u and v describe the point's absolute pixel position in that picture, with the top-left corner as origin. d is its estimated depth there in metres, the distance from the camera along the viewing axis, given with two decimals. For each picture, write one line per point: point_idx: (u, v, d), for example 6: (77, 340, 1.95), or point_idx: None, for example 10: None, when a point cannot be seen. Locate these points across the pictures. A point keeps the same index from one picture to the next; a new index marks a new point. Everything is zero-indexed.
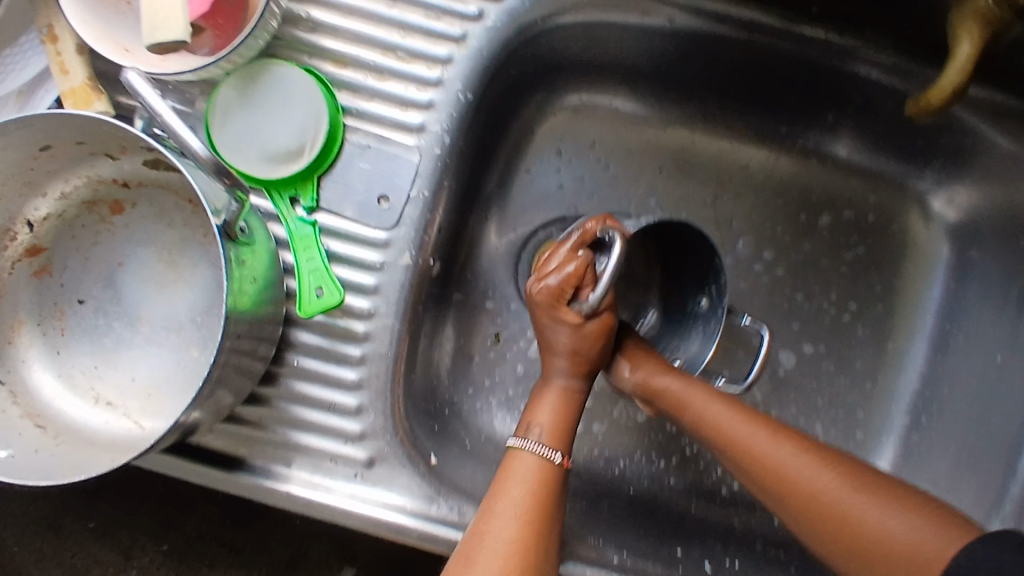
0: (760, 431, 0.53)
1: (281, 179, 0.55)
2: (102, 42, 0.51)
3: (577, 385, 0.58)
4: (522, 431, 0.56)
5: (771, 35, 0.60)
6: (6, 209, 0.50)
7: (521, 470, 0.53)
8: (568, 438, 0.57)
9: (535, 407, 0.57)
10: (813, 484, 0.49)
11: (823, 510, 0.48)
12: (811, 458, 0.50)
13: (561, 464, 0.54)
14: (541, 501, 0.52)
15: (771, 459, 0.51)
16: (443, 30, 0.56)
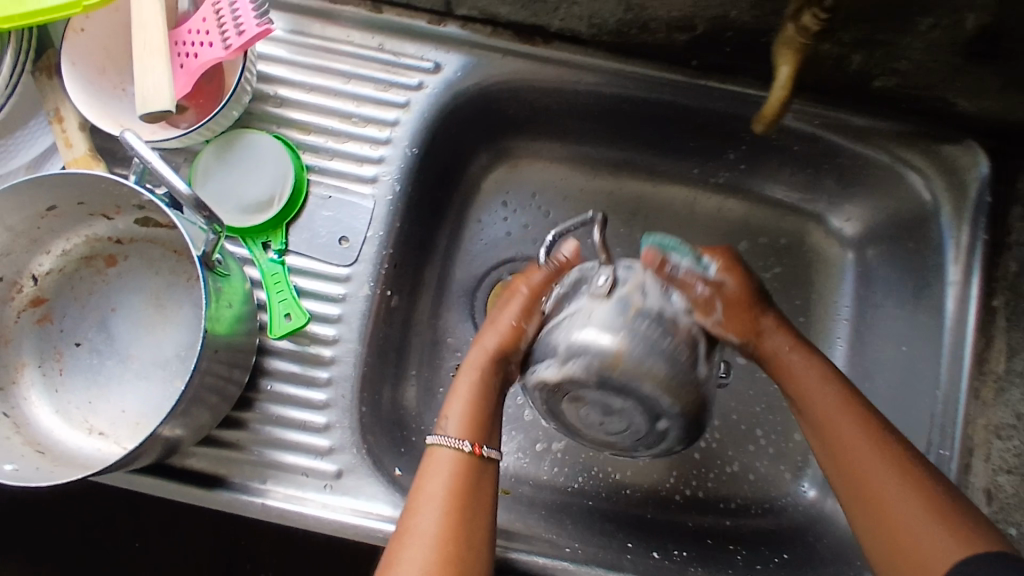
0: (837, 401, 0.52)
1: (254, 227, 0.60)
2: (101, 119, 0.57)
3: (486, 359, 0.57)
4: (436, 428, 0.54)
5: (682, 91, 0.63)
6: (13, 264, 0.57)
7: (437, 467, 0.51)
8: (484, 429, 0.54)
9: (450, 398, 0.55)
10: (862, 457, 0.49)
11: (867, 482, 0.48)
12: (875, 441, 0.49)
13: (473, 451, 0.52)
14: (459, 495, 0.50)
15: (836, 424, 0.51)
16: (390, 98, 0.63)
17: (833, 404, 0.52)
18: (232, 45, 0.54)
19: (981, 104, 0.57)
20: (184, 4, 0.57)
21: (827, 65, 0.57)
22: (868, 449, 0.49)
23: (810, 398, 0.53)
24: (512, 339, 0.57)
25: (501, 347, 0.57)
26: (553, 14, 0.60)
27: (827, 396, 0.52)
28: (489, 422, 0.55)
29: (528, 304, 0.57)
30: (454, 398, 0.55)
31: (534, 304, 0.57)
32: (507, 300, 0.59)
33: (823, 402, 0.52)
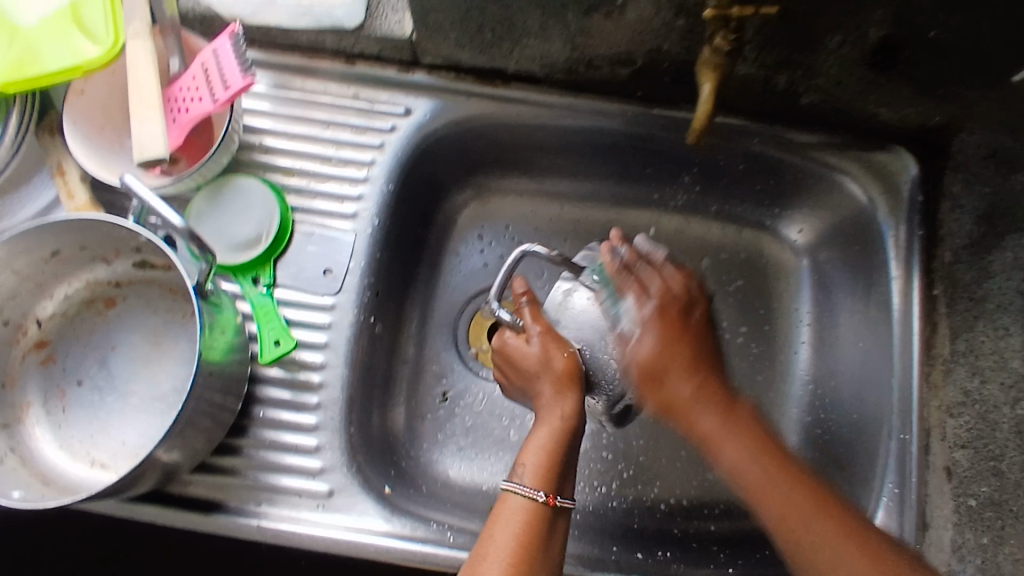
0: (763, 460, 0.52)
1: (244, 264, 0.65)
2: (100, 171, 0.62)
3: (566, 403, 0.59)
4: (510, 476, 0.55)
5: (632, 120, 0.69)
6: (19, 308, 0.61)
7: (507, 516, 0.53)
8: (559, 476, 0.55)
9: (524, 449, 0.57)
10: (807, 525, 0.49)
11: (811, 549, 0.49)
12: (822, 506, 0.50)
13: (546, 503, 0.53)
14: (525, 545, 0.51)
15: (775, 486, 0.51)
16: (366, 141, 0.69)
17: (762, 466, 0.52)
18: (220, 98, 0.59)
19: (900, 111, 0.63)
20: (176, 65, 0.63)
21: (757, 85, 0.63)
22: (813, 513, 0.50)
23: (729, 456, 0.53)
24: (574, 372, 0.61)
25: (572, 384, 0.60)
26: (508, 57, 0.66)
27: (738, 445, 0.53)
28: (563, 469, 0.56)
29: (556, 339, 0.63)
30: (529, 448, 0.57)
31: (559, 335, 0.64)
32: (527, 350, 0.63)
33: (750, 462, 0.52)
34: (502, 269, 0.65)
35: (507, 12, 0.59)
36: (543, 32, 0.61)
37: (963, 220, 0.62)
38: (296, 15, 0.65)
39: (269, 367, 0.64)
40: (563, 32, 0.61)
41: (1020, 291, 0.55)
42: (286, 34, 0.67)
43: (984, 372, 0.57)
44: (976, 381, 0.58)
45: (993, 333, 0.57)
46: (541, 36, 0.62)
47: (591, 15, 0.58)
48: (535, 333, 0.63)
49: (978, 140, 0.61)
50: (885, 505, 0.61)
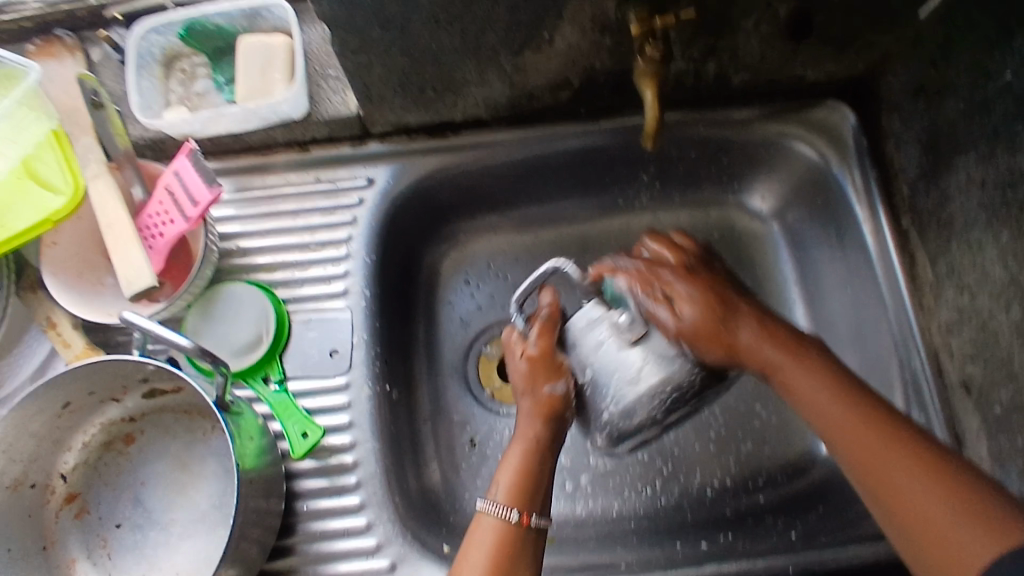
0: (833, 397, 0.52)
1: (251, 366, 0.66)
2: (93, 313, 0.63)
3: (536, 430, 0.58)
4: (486, 494, 0.55)
5: (582, 137, 0.72)
6: (42, 468, 0.61)
7: (481, 536, 0.53)
8: (531, 493, 0.55)
9: (500, 468, 0.57)
10: (865, 448, 0.49)
11: (884, 480, 0.48)
12: (880, 429, 0.50)
13: (520, 522, 0.53)
14: (498, 564, 0.52)
15: (829, 420, 0.51)
16: (338, 220, 0.71)
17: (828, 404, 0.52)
18: (191, 216, 0.61)
19: (826, 69, 0.67)
20: (139, 193, 0.65)
21: (688, 78, 0.67)
22: (882, 446, 0.49)
23: (805, 401, 0.52)
24: (555, 407, 0.59)
25: (547, 420, 0.59)
26: (453, 108, 0.68)
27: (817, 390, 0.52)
28: (538, 490, 0.56)
29: (548, 368, 0.59)
30: (504, 467, 0.57)
31: (557, 362, 0.60)
32: (518, 365, 0.61)
33: (839, 418, 0.51)
34: (532, 280, 0.58)
35: (444, 69, 0.62)
36: (481, 79, 0.64)
37: (909, 152, 0.66)
38: (244, 119, 0.66)
39: (301, 460, 0.64)
40: (500, 74, 0.64)
41: (982, 205, 0.58)
42: (237, 139, 0.69)
43: (970, 287, 0.60)
44: (966, 297, 0.60)
45: (969, 249, 0.60)
46: (480, 83, 0.65)
47: (523, 53, 0.61)
48: (529, 353, 0.60)
49: (902, 77, 0.65)
50: None
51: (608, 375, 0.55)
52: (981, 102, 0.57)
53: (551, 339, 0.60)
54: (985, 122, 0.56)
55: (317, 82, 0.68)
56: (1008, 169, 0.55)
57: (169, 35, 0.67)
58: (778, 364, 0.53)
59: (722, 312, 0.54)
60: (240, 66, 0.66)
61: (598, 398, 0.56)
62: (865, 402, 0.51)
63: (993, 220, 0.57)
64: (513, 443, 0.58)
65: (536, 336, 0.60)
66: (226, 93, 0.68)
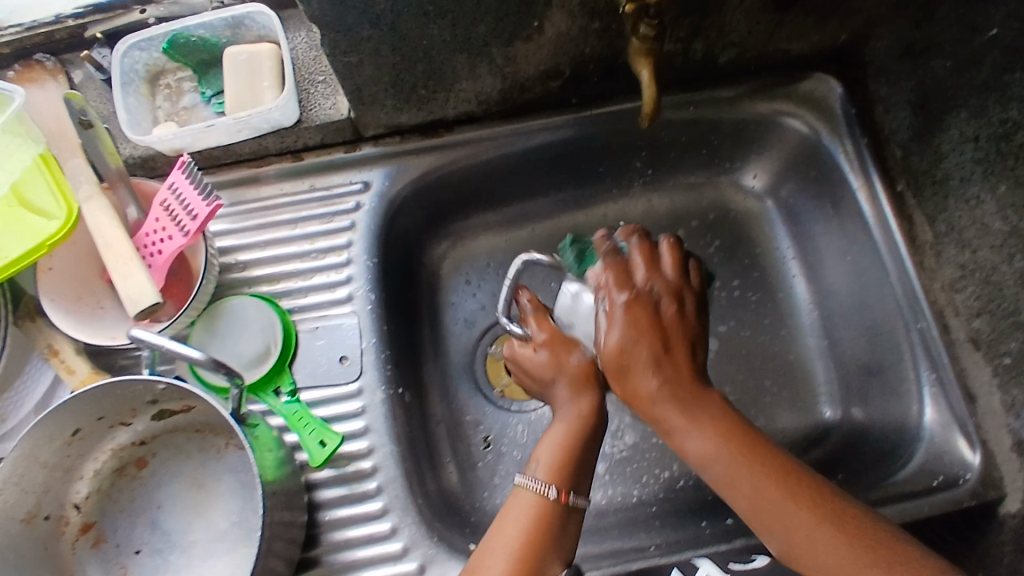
0: (769, 487, 0.51)
1: (261, 379, 0.65)
2: (96, 337, 0.61)
3: (583, 405, 0.60)
4: (526, 470, 0.57)
5: (575, 125, 0.72)
6: (55, 499, 0.60)
7: (518, 509, 0.54)
8: (572, 472, 0.57)
9: (540, 444, 0.59)
10: (814, 544, 0.49)
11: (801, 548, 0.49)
12: (823, 515, 0.49)
13: (558, 499, 0.55)
14: (533, 538, 0.53)
15: (768, 513, 0.51)
16: (337, 225, 0.70)
17: (771, 492, 0.51)
18: (190, 229, 0.60)
19: (811, 41, 0.68)
20: (134, 213, 0.64)
21: (677, 59, 0.67)
22: (802, 517, 0.50)
23: (739, 489, 0.52)
24: (589, 371, 0.62)
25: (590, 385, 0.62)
26: (445, 105, 0.68)
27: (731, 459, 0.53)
28: (579, 465, 0.57)
29: (564, 343, 0.64)
30: (545, 442, 0.58)
31: (567, 338, 0.64)
32: (534, 356, 0.64)
33: (754, 488, 0.51)
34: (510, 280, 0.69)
35: (435, 65, 0.62)
36: (472, 74, 0.64)
37: (898, 116, 0.66)
38: (235, 130, 0.66)
39: (319, 470, 0.63)
40: (491, 67, 0.64)
41: (976, 160, 0.59)
42: (229, 150, 0.68)
43: (971, 242, 0.61)
44: (968, 253, 0.62)
45: (967, 206, 0.61)
46: (471, 77, 0.65)
47: (513, 44, 0.61)
48: (541, 342, 0.64)
49: (886, 43, 0.66)
50: (929, 394, 0.65)
51: None
52: (969, 58, 0.58)
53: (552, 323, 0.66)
54: (974, 76, 0.58)
55: (306, 88, 0.68)
56: (1000, 121, 0.56)
57: (152, 50, 0.66)
58: (670, 417, 0.55)
59: (642, 331, 0.57)
60: (227, 76, 0.66)
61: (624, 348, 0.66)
62: (796, 480, 0.51)
63: (989, 174, 0.58)
64: (558, 421, 0.60)
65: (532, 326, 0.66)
66: (214, 105, 0.67)
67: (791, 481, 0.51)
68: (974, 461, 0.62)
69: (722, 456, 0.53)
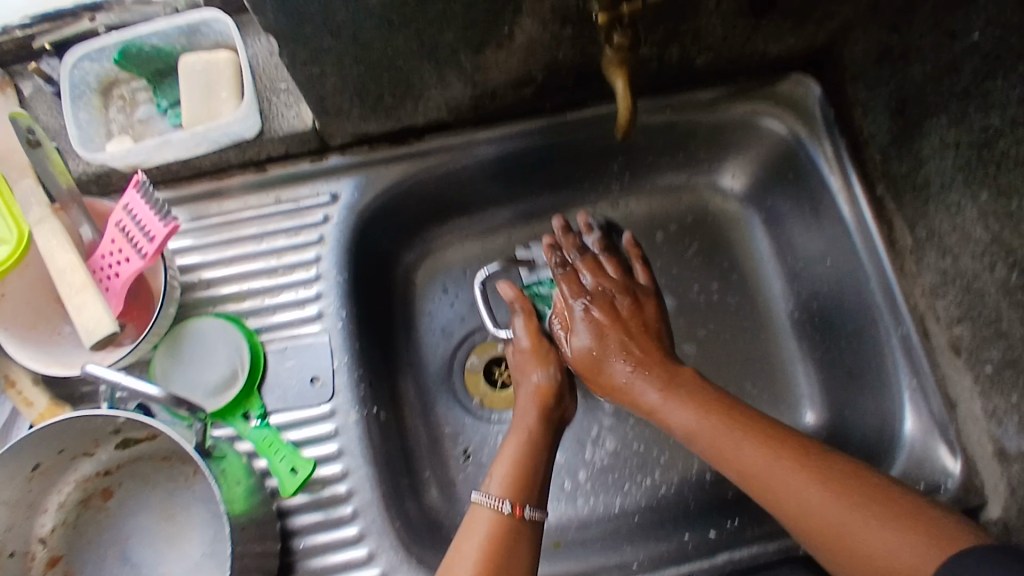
0: (741, 438, 0.54)
1: (227, 405, 0.63)
2: (51, 365, 0.59)
3: (533, 420, 0.61)
4: (481, 487, 0.55)
5: (549, 132, 0.70)
6: (19, 535, 0.58)
7: (475, 525, 0.53)
8: (526, 488, 0.55)
9: (497, 460, 0.57)
10: (809, 501, 0.49)
11: (783, 505, 0.51)
12: (801, 466, 0.51)
13: (513, 512, 0.53)
14: (488, 555, 0.50)
15: (741, 460, 0.54)
16: (305, 240, 0.67)
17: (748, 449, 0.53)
18: (147, 252, 0.57)
19: (788, 43, 0.66)
20: (87, 232, 0.61)
21: (653, 63, 0.65)
22: (782, 472, 0.51)
23: (722, 451, 0.55)
24: (541, 398, 0.63)
25: (542, 405, 0.62)
26: (414, 114, 0.66)
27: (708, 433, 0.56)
28: (535, 482, 0.56)
29: (539, 357, 0.66)
30: (499, 461, 0.57)
31: (541, 352, 0.66)
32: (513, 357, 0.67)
33: (728, 451, 0.54)
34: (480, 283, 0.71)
35: (402, 74, 0.60)
36: (441, 81, 0.62)
37: (878, 119, 0.65)
38: (193, 145, 0.63)
39: (292, 497, 0.61)
40: (461, 75, 0.62)
41: (957, 166, 0.58)
42: (188, 165, 0.65)
43: (952, 249, 0.60)
44: (949, 259, 0.61)
45: (947, 212, 0.60)
46: (441, 85, 0.62)
47: (483, 51, 0.59)
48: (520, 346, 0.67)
49: (865, 44, 0.64)
50: (910, 401, 0.64)
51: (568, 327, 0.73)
52: (948, 63, 0.57)
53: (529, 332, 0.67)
54: (954, 83, 0.56)
55: (267, 97, 0.65)
56: (980, 129, 0.55)
57: (103, 62, 0.63)
58: (649, 391, 0.61)
59: (615, 347, 0.64)
60: (184, 86, 0.63)
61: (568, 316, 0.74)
62: (784, 442, 0.53)
63: (970, 181, 0.57)
64: (510, 439, 0.59)
65: (523, 327, 0.67)
66: (171, 116, 0.64)
67: (775, 444, 0.53)
68: (955, 468, 0.61)
69: (711, 437, 0.55)
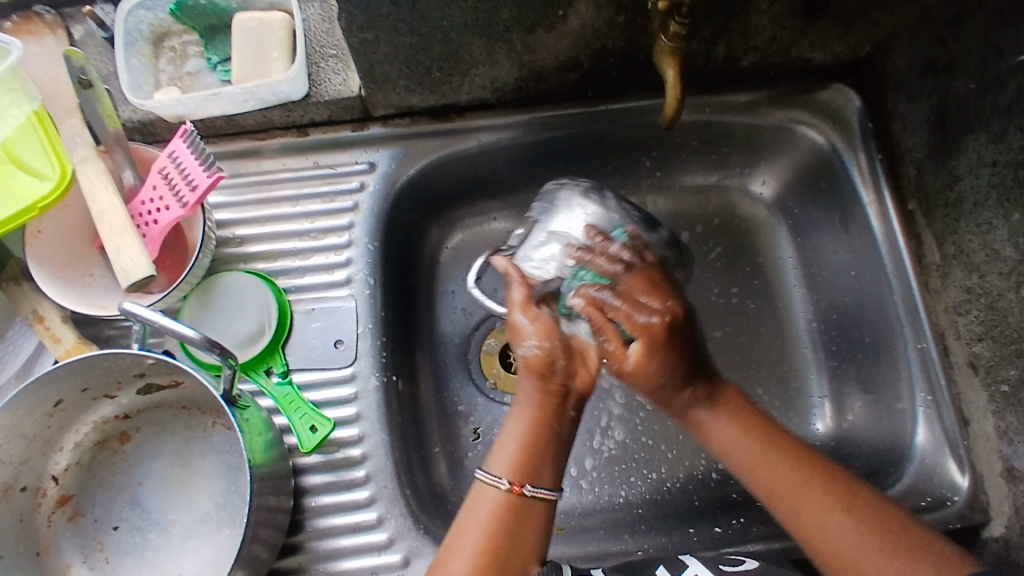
0: (792, 474, 0.54)
1: (253, 358, 0.63)
2: (82, 305, 0.60)
3: (538, 394, 0.56)
4: (484, 464, 0.54)
5: (587, 120, 0.71)
6: (33, 471, 0.59)
7: (476, 505, 0.52)
8: (535, 467, 0.53)
9: (502, 437, 0.55)
10: (862, 558, 0.48)
11: (829, 548, 0.50)
12: (839, 499, 0.51)
13: (512, 490, 0.52)
14: (491, 539, 0.50)
15: (790, 489, 0.53)
16: (339, 206, 0.68)
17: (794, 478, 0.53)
18: (189, 201, 0.58)
19: (833, 51, 0.67)
20: (129, 178, 0.62)
21: (699, 59, 0.66)
22: (835, 517, 0.51)
23: (764, 474, 0.55)
24: (547, 364, 0.56)
25: (541, 378, 0.56)
26: (459, 90, 0.66)
27: (771, 464, 0.55)
28: (540, 458, 0.53)
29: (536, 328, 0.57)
30: (505, 438, 0.55)
31: (526, 325, 0.57)
32: (512, 329, 0.58)
33: (783, 479, 0.54)
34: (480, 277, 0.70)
35: (453, 48, 0.60)
36: (489, 59, 0.63)
37: (916, 133, 0.66)
38: (241, 101, 0.64)
39: (308, 455, 0.62)
40: (509, 54, 0.62)
41: (992, 185, 0.59)
42: (232, 121, 0.66)
43: (979, 267, 0.61)
44: (975, 277, 0.61)
45: (978, 230, 0.60)
46: (488, 63, 0.63)
47: (535, 31, 0.60)
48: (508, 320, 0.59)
49: (909, 59, 0.65)
50: (924, 414, 0.65)
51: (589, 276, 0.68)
52: (992, 79, 0.58)
53: (621, 327, 0.57)
54: (996, 100, 0.57)
55: (316, 61, 0.65)
56: (1018, 149, 0.56)
57: (158, 11, 0.64)
58: (700, 409, 0.58)
59: (671, 365, 0.56)
60: (236, 44, 0.64)
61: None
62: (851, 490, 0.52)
63: (1004, 201, 0.58)
64: (516, 414, 0.56)
65: (519, 297, 0.59)
66: (220, 72, 0.65)
67: (839, 490, 0.52)
68: (963, 484, 0.62)
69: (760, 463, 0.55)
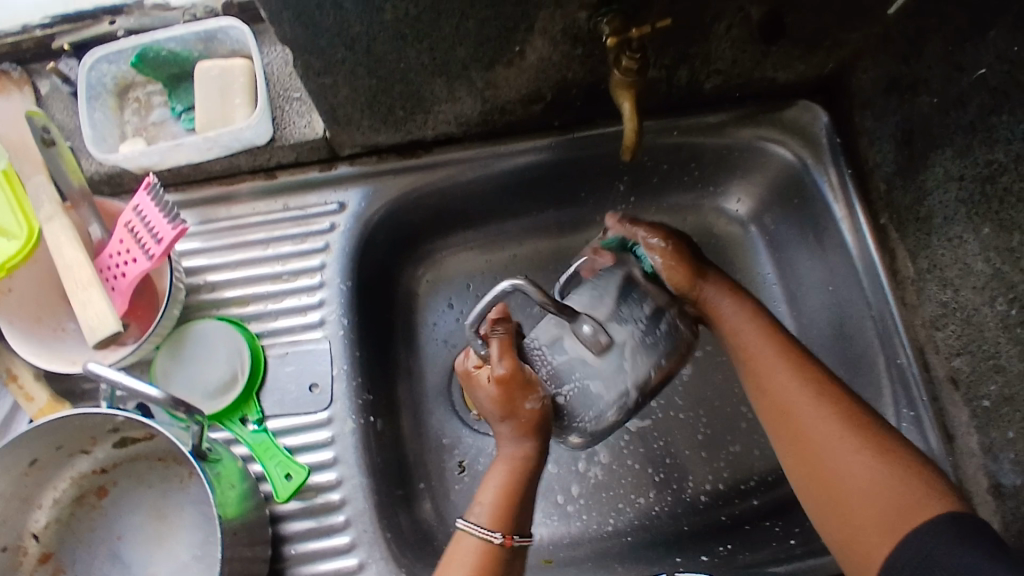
0: (788, 372, 0.54)
1: (226, 408, 0.63)
2: (55, 362, 0.60)
3: (524, 454, 0.56)
4: (467, 514, 0.53)
5: (555, 148, 0.70)
6: (12, 529, 0.59)
7: (461, 557, 0.51)
8: (516, 514, 0.53)
9: (482, 486, 0.55)
10: (841, 458, 0.49)
11: (813, 446, 0.51)
12: (824, 399, 0.52)
13: (504, 544, 0.52)
14: None
15: (772, 388, 0.54)
16: (310, 247, 0.68)
17: (782, 380, 0.54)
18: (154, 253, 0.58)
19: (796, 70, 0.67)
20: (96, 232, 0.62)
21: (661, 85, 0.66)
22: (814, 409, 0.52)
23: (760, 368, 0.56)
24: (538, 423, 0.55)
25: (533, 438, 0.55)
26: (424, 127, 0.66)
27: (762, 357, 0.56)
28: (519, 506, 0.54)
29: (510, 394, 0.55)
30: (486, 486, 0.55)
31: (527, 378, 0.55)
32: (489, 387, 0.56)
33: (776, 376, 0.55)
34: (491, 297, 0.54)
35: (413, 87, 0.61)
36: (451, 96, 0.63)
37: (883, 149, 0.66)
38: (205, 148, 0.64)
39: (285, 502, 0.62)
40: (471, 90, 0.62)
41: (960, 200, 0.58)
42: (199, 168, 0.66)
43: (953, 282, 0.60)
44: (949, 291, 0.61)
45: (949, 244, 0.60)
46: (450, 99, 0.63)
47: (494, 68, 0.60)
48: (497, 377, 0.55)
49: (873, 76, 0.65)
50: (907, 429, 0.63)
51: (589, 395, 0.54)
52: (954, 97, 0.57)
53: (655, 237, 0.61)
54: (960, 115, 0.57)
55: (280, 105, 0.66)
56: (984, 163, 0.55)
57: (121, 63, 0.64)
58: (727, 308, 0.59)
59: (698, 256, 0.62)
60: (199, 92, 0.64)
61: (562, 388, 0.55)
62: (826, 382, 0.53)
63: (973, 216, 0.57)
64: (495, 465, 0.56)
65: (500, 362, 0.54)
66: (184, 121, 0.65)
67: (822, 387, 0.53)
68: None
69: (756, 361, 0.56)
